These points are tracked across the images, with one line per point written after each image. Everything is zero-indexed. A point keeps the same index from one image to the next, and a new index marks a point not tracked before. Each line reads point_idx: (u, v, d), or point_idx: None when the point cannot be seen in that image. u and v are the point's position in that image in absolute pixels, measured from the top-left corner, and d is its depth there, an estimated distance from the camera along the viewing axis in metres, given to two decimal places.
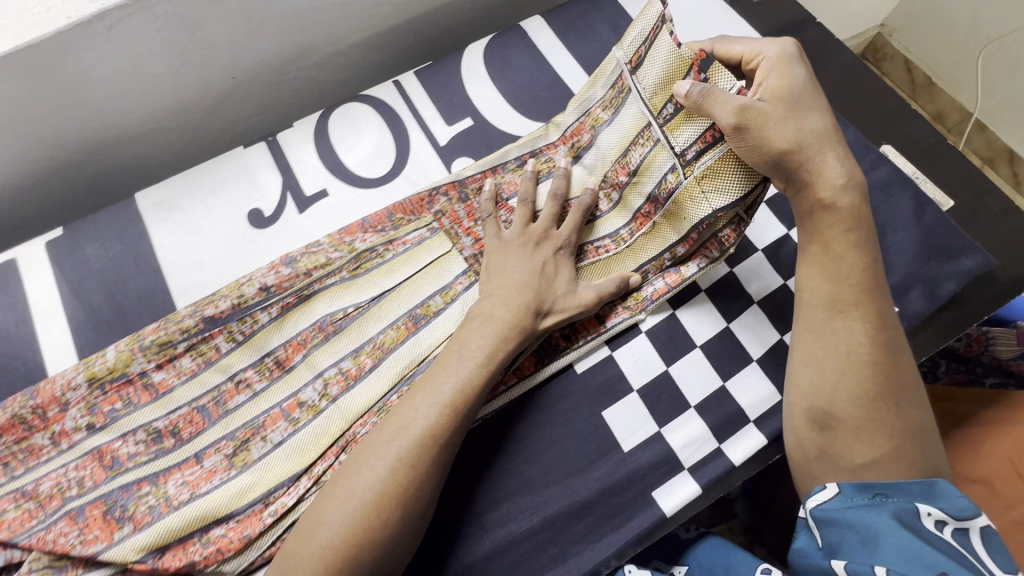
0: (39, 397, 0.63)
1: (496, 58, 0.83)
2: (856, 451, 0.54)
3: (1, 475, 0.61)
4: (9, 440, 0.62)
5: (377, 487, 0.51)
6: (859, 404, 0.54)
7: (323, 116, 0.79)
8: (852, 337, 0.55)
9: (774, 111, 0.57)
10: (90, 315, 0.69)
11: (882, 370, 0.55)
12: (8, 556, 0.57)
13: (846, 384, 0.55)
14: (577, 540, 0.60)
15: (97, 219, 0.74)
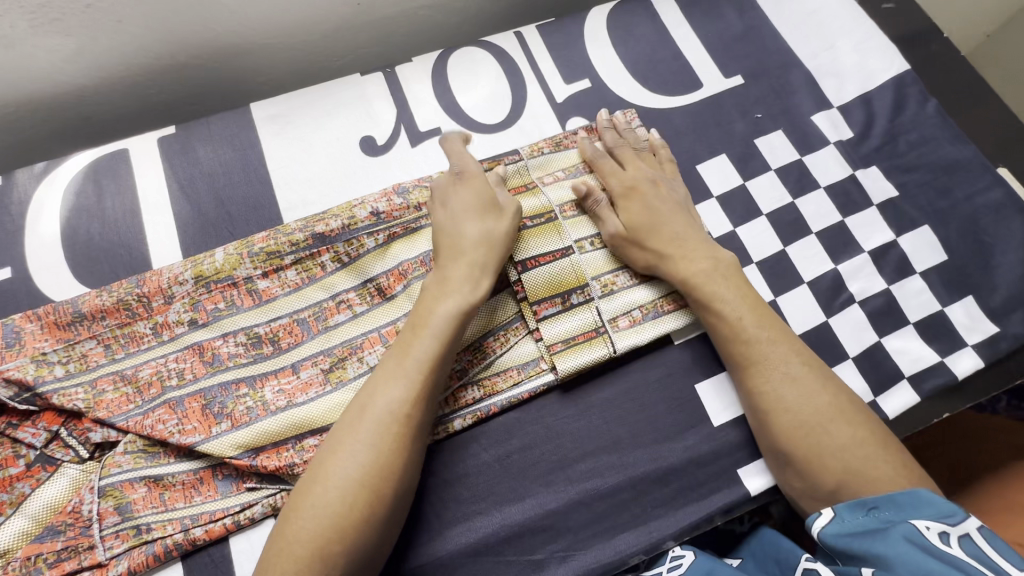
0: (145, 286, 0.63)
1: (619, 25, 0.82)
2: (820, 476, 0.55)
3: (102, 355, 0.61)
4: (113, 324, 0.62)
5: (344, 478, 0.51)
6: (803, 441, 0.56)
7: (442, 56, 0.79)
8: (768, 372, 0.58)
9: (640, 226, 0.63)
10: (197, 214, 0.69)
11: (806, 403, 0.56)
12: (107, 433, 0.58)
13: (781, 421, 0.57)
14: (659, 503, 0.60)
15: (210, 122, 0.74)
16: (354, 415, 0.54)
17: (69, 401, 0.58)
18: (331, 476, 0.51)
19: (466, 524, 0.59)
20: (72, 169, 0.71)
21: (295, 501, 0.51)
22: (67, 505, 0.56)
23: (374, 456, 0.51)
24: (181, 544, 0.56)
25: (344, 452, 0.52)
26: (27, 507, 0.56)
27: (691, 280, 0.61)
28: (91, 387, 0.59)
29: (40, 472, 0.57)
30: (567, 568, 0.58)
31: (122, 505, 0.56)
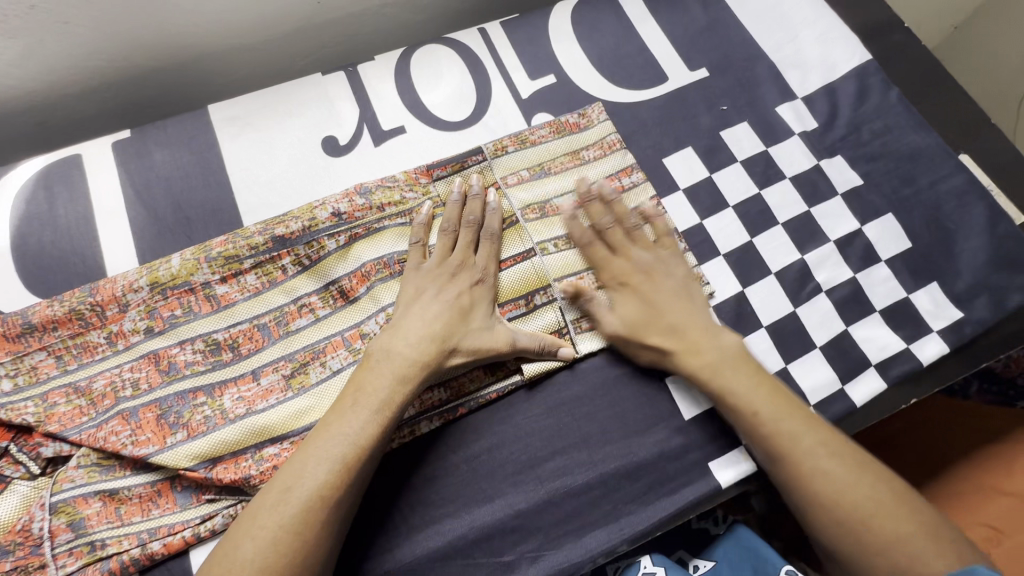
0: (99, 295, 0.61)
1: (584, 20, 0.82)
2: (871, 575, 0.52)
3: (54, 367, 0.59)
4: (66, 335, 0.60)
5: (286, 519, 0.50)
6: (842, 536, 0.53)
7: (405, 54, 0.78)
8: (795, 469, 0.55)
9: (645, 318, 0.62)
10: (153, 220, 0.67)
11: (835, 499, 0.53)
12: (60, 447, 0.57)
13: (818, 514, 0.54)
14: (630, 498, 0.60)
15: (166, 126, 0.72)
16: (284, 474, 0.52)
17: (18, 415, 0.56)
18: (252, 534, 0.50)
19: (433, 529, 0.58)
20: (23, 176, 0.69)
21: (219, 558, 0.50)
22: (17, 524, 0.54)
23: (298, 508, 0.50)
24: (138, 559, 0.54)
25: (269, 509, 0.50)
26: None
27: (697, 376, 0.60)
28: (41, 401, 0.57)
29: None
30: (538, 568, 0.57)
31: (76, 521, 0.54)
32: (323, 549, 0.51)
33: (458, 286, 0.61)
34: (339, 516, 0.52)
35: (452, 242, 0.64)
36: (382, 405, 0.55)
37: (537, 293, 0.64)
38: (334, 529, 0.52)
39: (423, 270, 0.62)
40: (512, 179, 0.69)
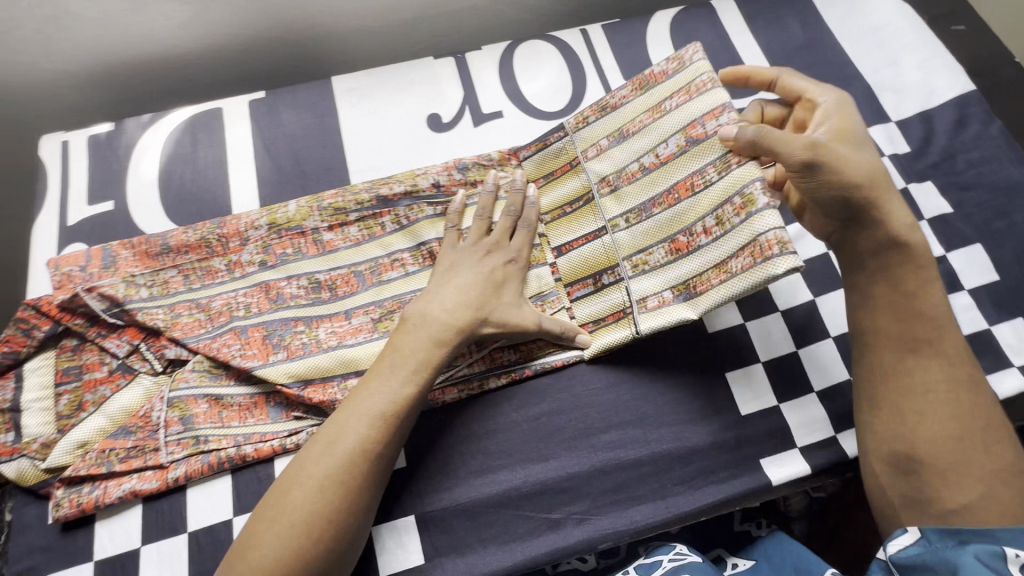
0: (225, 228, 0.70)
1: (682, 29, 0.86)
2: (946, 494, 0.52)
3: (182, 284, 0.68)
4: (194, 258, 0.69)
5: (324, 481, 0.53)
6: (943, 445, 0.53)
7: (511, 46, 0.84)
8: (945, 371, 0.56)
9: (842, 149, 0.57)
10: (275, 170, 0.76)
11: (960, 406, 0.54)
12: (180, 352, 0.65)
13: (937, 418, 0.54)
14: (679, 480, 0.62)
15: (295, 90, 0.81)
16: (326, 430, 0.56)
17: (150, 319, 0.65)
18: (299, 483, 0.53)
19: (488, 477, 0.61)
20: (173, 121, 0.80)
21: (268, 504, 0.54)
22: (140, 410, 0.62)
23: (340, 460, 0.54)
24: (233, 458, 0.61)
25: (314, 459, 0.54)
26: (105, 407, 0.63)
27: (880, 242, 0.58)
28: (169, 310, 0.66)
29: (120, 379, 0.64)
30: (583, 530, 0.60)
31: (186, 417, 0.62)
32: (363, 498, 0.54)
33: (492, 262, 0.64)
34: (371, 480, 0.55)
35: (487, 227, 0.67)
36: (416, 368, 0.58)
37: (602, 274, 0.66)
38: (373, 481, 0.55)
39: (460, 247, 0.66)
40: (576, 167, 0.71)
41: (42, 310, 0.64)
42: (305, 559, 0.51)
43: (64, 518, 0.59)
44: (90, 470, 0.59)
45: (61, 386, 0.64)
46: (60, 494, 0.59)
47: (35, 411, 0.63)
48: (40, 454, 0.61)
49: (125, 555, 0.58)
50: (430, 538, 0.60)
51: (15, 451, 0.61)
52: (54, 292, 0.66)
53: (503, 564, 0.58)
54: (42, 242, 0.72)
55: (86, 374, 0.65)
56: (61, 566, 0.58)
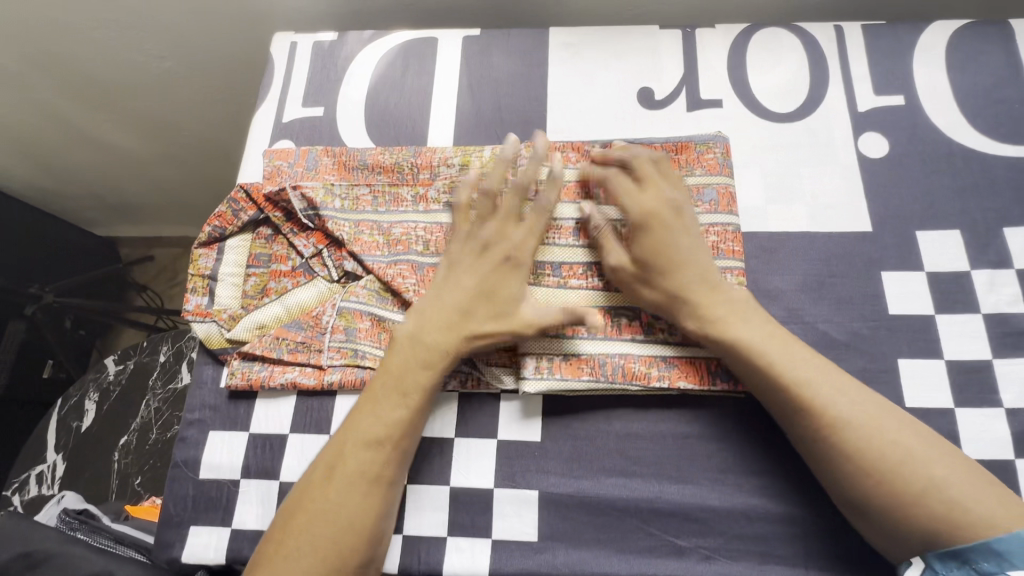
0: (420, 159, 0.71)
1: (963, 49, 0.72)
2: (906, 535, 0.48)
3: (370, 204, 0.69)
4: (385, 181, 0.70)
5: (352, 481, 0.53)
6: (864, 477, 0.49)
7: (748, 31, 0.76)
8: (770, 394, 0.53)
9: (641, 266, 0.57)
10: (475, 111, 0.75)
11: (817, 438, 0.51)
12: (356, 267, 0.66)
13: (863, 481, 0.49)
14: (830, 555, 0.55)
15: (509, 35, 0.79)
16: (351, 429, 0.55)
17: (337, 230, 0.66)
18: (329, 486, 0.53)
19: (620, 480, 0.59)
20: (390, 42, 0.81)
21: (303, 504, 0.53)
22: (313, 310, 0.66)
23: (377, 461, 0.54)
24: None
25: (353, 457, 0.54)
26: (285, 298, 0.67)
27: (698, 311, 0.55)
28: (354, 225, 0.67)
29: (301, 276, 0.68)
30: (706, 568, 0.55)
31: (350, 329, 0.64)
32: (391, 500, 0.55)
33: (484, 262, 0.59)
34: (391, 480, 0.54)
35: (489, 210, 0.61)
36: (429, 359, 0.56)
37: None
38: (395, 480, 0.55)
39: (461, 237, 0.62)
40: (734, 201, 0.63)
41: (251, 197, 0.69)
42: (342, 564, 0.51)
43: (233, 387, 0.64)
44: (263, 351, 0.63)
45: (251, 268, 0.69)
46: (235, 365, 0.64)
47: (228, 285, 0.69)
48: (226, 325, 0.66)
49: (274, 437, 0.63)
50: (548, 518, 0.58)
51: (207, 315, 0.67)
52: (264, 182, 0.71)
53: (615, 571, 0.56)
54: (259, 131, 0.78)
55: (274, 263, 0.69)
56: (222, 427, 0.64)
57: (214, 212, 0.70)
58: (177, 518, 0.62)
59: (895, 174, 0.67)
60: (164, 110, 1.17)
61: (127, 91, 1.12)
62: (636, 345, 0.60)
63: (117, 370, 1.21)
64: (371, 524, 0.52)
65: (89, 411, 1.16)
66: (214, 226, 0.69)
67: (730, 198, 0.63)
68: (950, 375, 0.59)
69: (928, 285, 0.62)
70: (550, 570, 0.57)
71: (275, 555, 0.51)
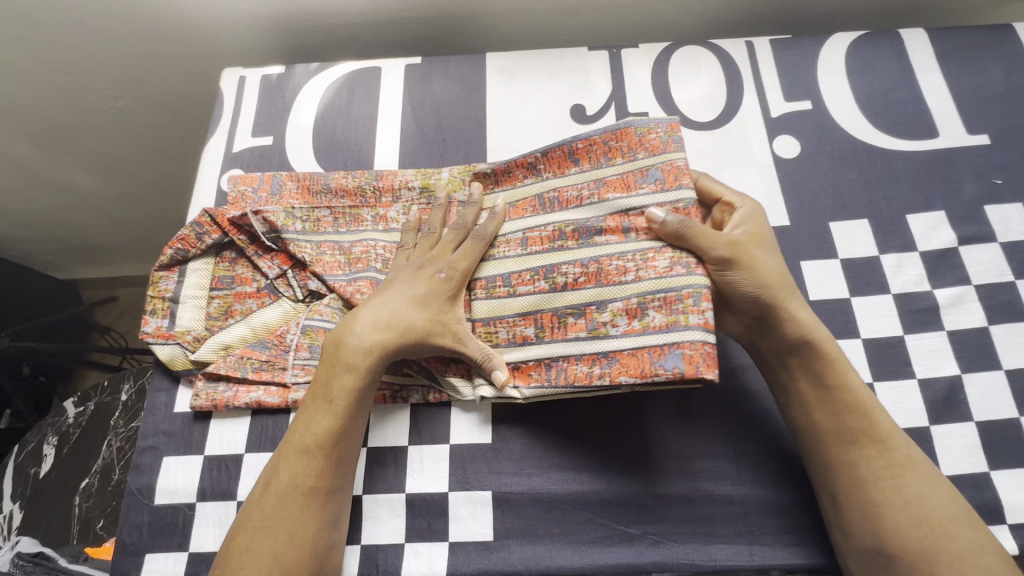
0: (382, 181, 0.72)
1: (861, 56, 0.79)
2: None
3: (331, 225, 0.70)
4: (347, 203, 0.72)
5: (287, 494, 0.54)
6: (908, 515, 0.51)
7: (669, 48, 0.82)
8: (844, 419, 0.55)
9: (766, 258, 0.59)
10: (418, 133, 0.79)
11: (883, 468, 0.53)
12: (320, 286, 0.68)
13: (897, 521, 0.51)
14: (768, 531, 0.58)
15: (449, 62, 0.84)
16: (287, 445, 0.56)
17: (299, 252, 0.67)
18: (266, 503, 0.54)
19: (570, 474, 0.61)
20: (336, 73, 0.85)
21: (246, 523, 0.54)
22: (277, 329, 0.67)
23: (309, 470, 0.55)
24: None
25: (287, 469, 0.55)
26: (250, 319, 0.68)
27: (811, 320, 0.57)
28: (316, 246, 0.68)
29: (266, 297, 0.69)
30: (656, 553, 0.58)
31: (315, 346, 0.65)
32: (328, 509, 0.55)
33: (418, 280, 0.60)
34: (330, 488, 0.55)
35: (433, 243, 0.65)
36: (353, 364, 0.57)
37: (684, 295, 0.56)
38: (335, 489, 0.56)
39: (405, 267, 0.63)
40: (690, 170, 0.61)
41: (215, 221, 0.70)
42: None
43: (199, 408, 0.65)
44: (228, 371, 0.64)
45: (215, 291, 0.70)
46: (200, 386, 0.65)
47: (190, 307, 0.69)
48: (190, 346, 0.67)
49: (229, 458, 0.64)
50: (502, 517, 0.60)
51: (171, 338, 0.68)
52: (229, 207, 0.72)
53: (569, 564, 0.58)
54: (209, 162, 0.80)
55: (238, 286, 0.70)
56: (177, 452, 0.65)
57: (177, 234, 0.70)
58: (132, 547, 0.62)
59: (808, 172, 0.73)
60: (125, 150, 1.19)
61: (84, 133, 1.14)
62: (579, 344, 0.58)
63: (77, 413, 1.17)
64: (314, 533, 0.54)
65: (48, 457, 1.13)
66: (177, 249, 0.70)
67: (676, 174, 0.61)
68: (866, 352, 0.64)
69: (843, 270, 0.67)
70: (506, 568, 0.58)
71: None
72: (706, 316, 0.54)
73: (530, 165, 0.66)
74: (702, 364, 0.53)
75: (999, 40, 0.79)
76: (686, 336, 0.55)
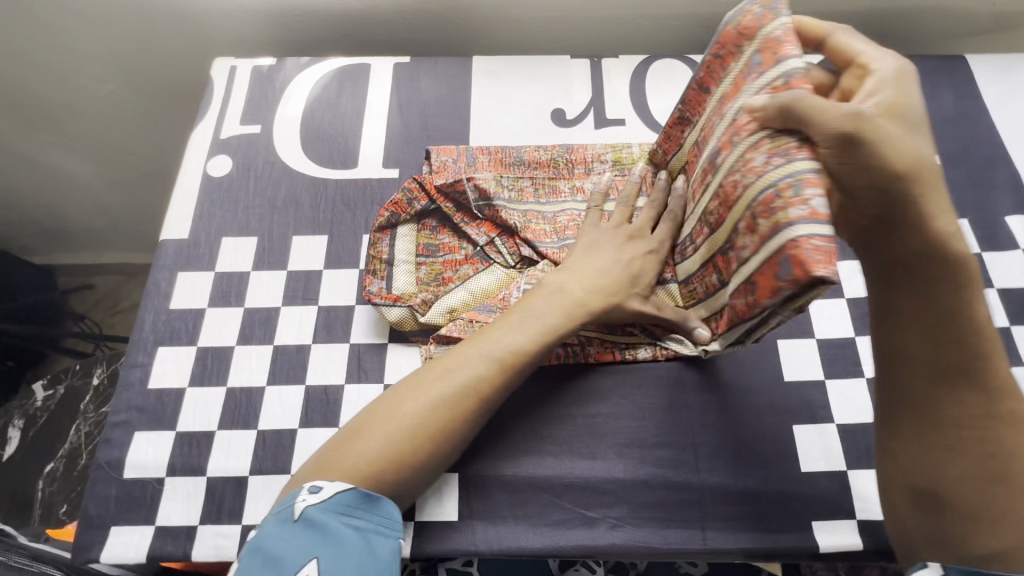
0: (574, 153, 0.74)
1: None
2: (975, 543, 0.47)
3: (534, 196, 0.72)
4: (543, 175, 0.73)
5: (450, 396, 0.55)
6: (976, 472, 0.47)
7: (648, 60, 0.86)
8: (955, 354, 0.47)
9: (894, 129, 0.45)
10: (404, 128, 0.82)
11: (972, 413, 0.48)
12: (531, 253, 0.68)
13: (971, 474, 0.47)
14: (721, 518, 0.61)
15: (436, 62, 0.87)
16: (461, 351, 0.57)
17: (509, 218, 0.68)
18: (420, 396, 0.55)
19: (535, 458, 0.63)
20: (326, 67, 0.87)
21: (381, 405, 0.55)
22: (498, 293, 0.67)
23: (484, 380, 0.56)
24: (578, 355, 0.66)
25: (467, 369, 0.56)
26: (469, 284, 0.68)
27: (944, 224, 0.45)
28: (524, 214, 0.69)
29: (479, 263, 0.70)
30: (614, 536, 0.60)
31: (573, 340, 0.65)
32: (463, 428, 0.55)
33: (631, 249, 0.63)
34: (484, 407, 0.56)
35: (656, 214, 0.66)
36: (573, 312, 0.59)
37: (786, 187, 0.45)
38: (484, 407, 0.56)
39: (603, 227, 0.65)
40: (792, 37, 0.50)
41: (424, 187, 0.71)
42: (396, 469, 0.53)
43: None
44: (459, 334, 0.64)
45: (423, 258, 0.71)
46: (433, 349, 0.65)
47: (403, 270, 0.70)
48: (418, 308, 0.67)
49: (201, 434, 0.65)
50: (468, 498, 0.62)
51: (398, 299, 0.67)
52: (434, 173, 0.72)
53: (531, 545, 0.60)
54: (196, 147, 0.81)
55: (446, 253, 0.72)
56: (148, 427, 0.65)
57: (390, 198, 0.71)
58: (97, 520, 0.62)
59: None
60: (109, 134, 1.19)
61: (69, 114, 1.14)
62: (733, 280, 0.53)
63: (46, 395, 1.16)
64: (442, 439, 0.54)
65: (12, 439, 1.10)
66: (391, 211, 0.70)
67: (774, 48, 0.50)
68: (819, 351, 0.67)
69: None
70: (469, 547, 0.60)
71: (333, 460, 0.52)
72: (813, 206, 0.43)
73: (680, 119, 0.63)
74: (810, 262, 0.42)
75: (951, 68, 0.84)
76: (793, 234, 0.44)
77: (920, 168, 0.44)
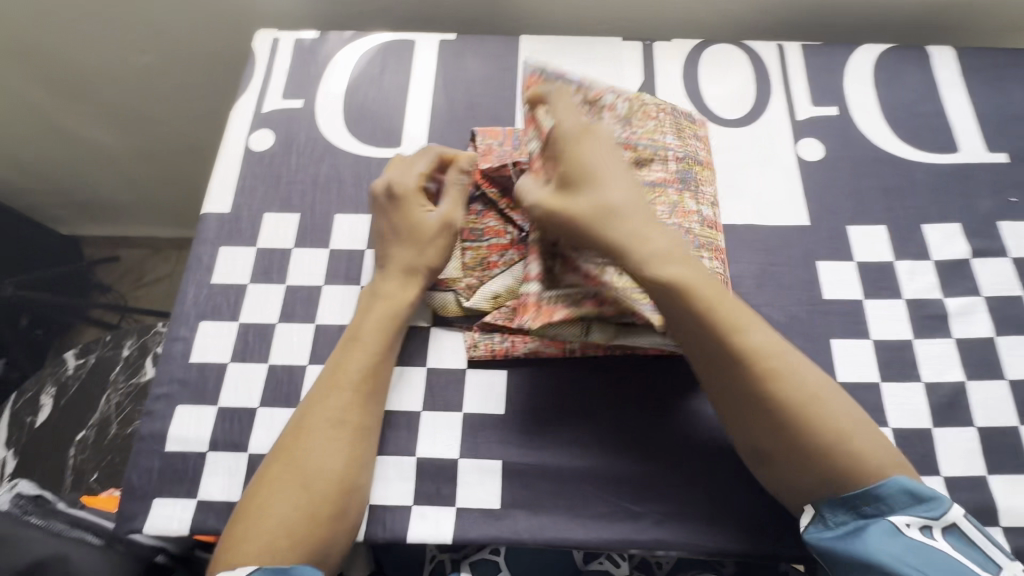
0: None
1: (888, 68, 0.81)
2: (796, 480, 0.52)
3: None
4: None
5: (323, 441, 0.55)
6: (779, 429, 0.51)
7: (702, 45, 0.83)
8: (730, 348, 0.52)
9: (567, 168, 0.54)
10: (449, 108, 0.80)
11: (757, 385, 0.52)
12: None
13: (791, 438, 0.51)
14: (770, 518, 0.59)
15: (483, 40, 0.84)
16: (326, 379, 0.59)
17: None
18: (311, 450, 0.55)
19: (579, 449, 0.62)
20: (370, 42, 0.85)
21: (278, 454, 0.55)
22: None
23: (341, 401, 0.57)
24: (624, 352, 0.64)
25: (323, 407, 0.57)
26: (513, 270, 0.66)
27: (621, 235, 0.53)
28: None
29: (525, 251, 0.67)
30: (659, 531, 0.59)
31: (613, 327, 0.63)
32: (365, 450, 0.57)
33: None
34: (342, 427, 0.56)
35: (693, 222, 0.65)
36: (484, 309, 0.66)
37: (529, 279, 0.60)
38: (349, 434, 0.56)
39: None
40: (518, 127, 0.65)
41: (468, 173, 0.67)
42: (309, 525, 0.52)
43: (475, 357, 0.65)
44: (504, 322, 0.64)
45: (467, 243, 0.67)
46: (475, 337, 0.65)
47: None
48: (463, 293, 0.67)
49: (243, 410, 0.64)
50: (510, 486, 0.61)
51: (443, 284, 0.67)
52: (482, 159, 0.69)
53: (574, 536, 0.59)
54: (238, 120, 0.80)
55: (490, 238, 0.67)
56: (191, 401, 0.65)
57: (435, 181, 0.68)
58: (140, 490, 0.62)
59: (829, 175, 0.74)
60: (142, 105, 1.19)
61: (104, 83, 1.14)
62: None
63: (77, 364, 1.17)
64: (335, 495, 0.54)
65: (45, 406, 1.12)
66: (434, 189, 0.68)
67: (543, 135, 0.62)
68: (875, 352, 0.65)
69: (857, 273, 0.69)
70: (511, 535, 0.59)
71: (245, 518, 0.52)
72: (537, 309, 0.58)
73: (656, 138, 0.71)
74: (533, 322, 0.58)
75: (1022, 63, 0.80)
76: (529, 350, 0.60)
77: (577, 219, 0.53)
